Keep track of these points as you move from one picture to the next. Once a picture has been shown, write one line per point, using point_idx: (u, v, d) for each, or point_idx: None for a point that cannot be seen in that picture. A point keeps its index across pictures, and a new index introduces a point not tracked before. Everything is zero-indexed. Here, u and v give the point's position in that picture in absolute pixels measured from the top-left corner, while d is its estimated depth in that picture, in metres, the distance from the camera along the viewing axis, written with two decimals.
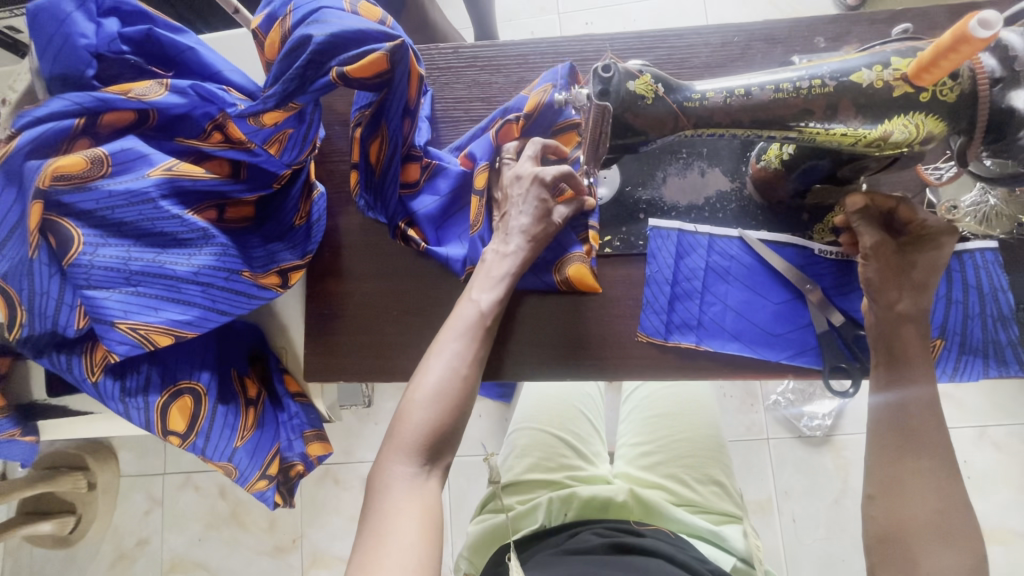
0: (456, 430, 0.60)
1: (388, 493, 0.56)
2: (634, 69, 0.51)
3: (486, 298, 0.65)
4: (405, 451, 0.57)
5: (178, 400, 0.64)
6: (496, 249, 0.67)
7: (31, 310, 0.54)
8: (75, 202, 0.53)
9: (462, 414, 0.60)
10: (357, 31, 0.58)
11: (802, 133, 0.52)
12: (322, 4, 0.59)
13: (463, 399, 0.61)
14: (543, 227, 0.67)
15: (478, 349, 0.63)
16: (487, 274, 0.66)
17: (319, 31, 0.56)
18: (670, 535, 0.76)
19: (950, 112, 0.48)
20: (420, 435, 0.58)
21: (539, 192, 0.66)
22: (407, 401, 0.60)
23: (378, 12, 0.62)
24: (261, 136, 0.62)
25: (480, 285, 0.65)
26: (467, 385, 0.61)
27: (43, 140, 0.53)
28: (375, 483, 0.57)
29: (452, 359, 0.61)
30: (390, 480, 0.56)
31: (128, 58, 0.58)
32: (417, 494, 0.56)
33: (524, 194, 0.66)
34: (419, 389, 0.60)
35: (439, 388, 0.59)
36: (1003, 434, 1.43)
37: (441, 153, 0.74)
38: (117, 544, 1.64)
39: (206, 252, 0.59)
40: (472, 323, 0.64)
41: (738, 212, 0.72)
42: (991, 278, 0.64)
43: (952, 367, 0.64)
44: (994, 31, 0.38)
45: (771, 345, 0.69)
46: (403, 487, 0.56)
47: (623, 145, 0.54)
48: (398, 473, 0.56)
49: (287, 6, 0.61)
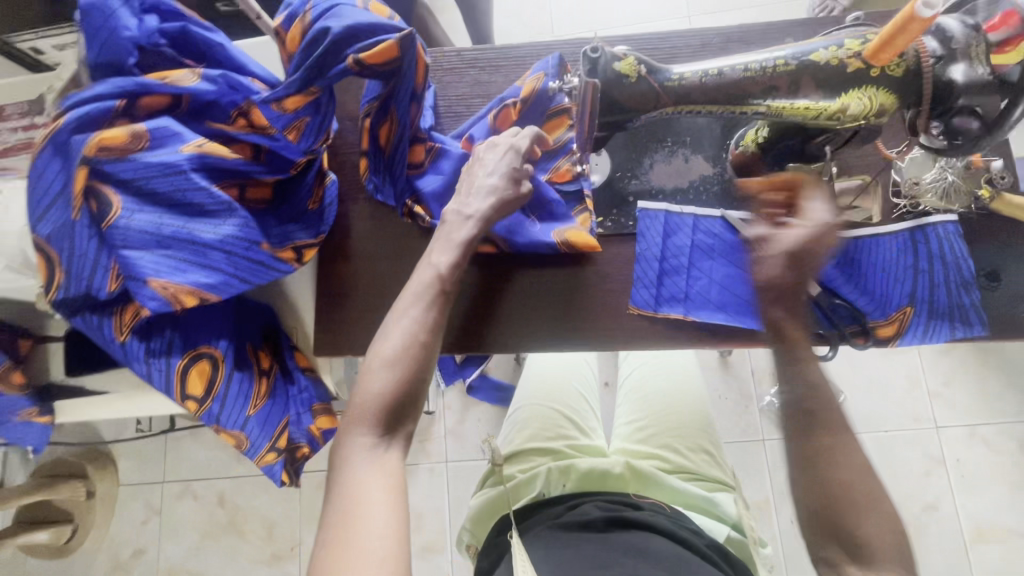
0: (418, 392, 0.61)
1: (350, 459, 0.57)
2: (620, 52, 0.57)
3: (443, 262, 0.67)
4: (366, 418, 0.59)
5: (197, 364, 0.68)
6: (458, 211, 0.69)
7: (68, 271, 0.60)
8: (115, 171, 0.59)
9: (422, 377, 0.62)
10: (370, 24, 0.65)
11: (771, 109, 0.58)
12: (338, 2, 0.66)
13: (422, 365, 0.62)
14: (512, 192, 0.70)
15: (436, 313, 0.65)
16: (448, 238, 0.68)
17: (339, 23, 0.63)
18: (668, 508, 0.78)
19: (899, 85, 0.54)
20: (380, 400, 0.59)
21: (513, 159, 0.70)
22: (367, 369, 0.61)
23: (386, 9, 0.68)
24: (282, 122, 0.67)
25: (439, 249, 0.67)
26: (427, 348, 0.63)
27: (88, 118, 0.59)
28: (338, 451, 0.58)
29: (410, 326, 0.63)
30: (352, 448, 0.58)
31: (164, 50, 0.64)
32: (378, 459, 0.58)
33: (498, 160, 0.70)
34: (378, 356, 0.62)
35: (397, 353, 0.61)
36: (992, 432, 1.45)
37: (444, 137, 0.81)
38: (113, 555, 1.57)
39: (230, 223, 0.64)
40: (428, 288, 0.65)
41: (719, 195, 0.77)
42: (952, 248, 0.70)
43: (922, 331, 0.70)
44: (934, 10, 0.45)
45: (754, 314, 0.74)
46: (364, 454, 0.58)
47: (612, 121, 0.60)
48: (360, 440, 0.58)
49: (307, 5, 0.67)
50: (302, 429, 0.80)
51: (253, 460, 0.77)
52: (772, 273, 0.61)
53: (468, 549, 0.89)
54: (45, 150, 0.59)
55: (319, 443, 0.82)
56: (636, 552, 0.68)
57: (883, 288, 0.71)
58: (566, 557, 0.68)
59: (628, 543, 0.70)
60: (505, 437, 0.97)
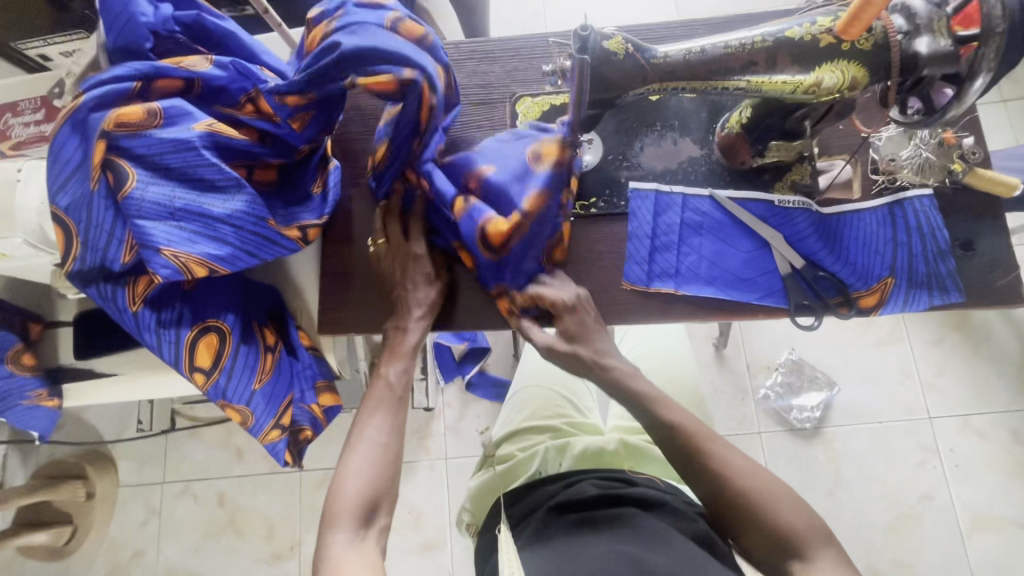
0: (390, 490, 0.67)
1: (331, 561, 0.61)
2: (608, 31, 0.61)
3: (394, 370, 0.73)
4: (343, 519, 0.64)
5: (206, 336, 0.71)
6: (399, 327, 0.76)
7: (85, 242, 0.64)
8: (131, 146, 0.63)
9: (392, 472, 0.67)
10: (382, 49, 0.66)
11: (751, 83, 0.61)
12: (365, 18, 0.68)
13: (388, 463, 0.67)
14: (433, 292, 0.77)
15: (396, 417, 0.71)
16: (395, 350, 0.74)
17: (350, 41, 0.66)
18: (660, 483, 0.79)
19: (868, 58, 0.58)
20: (354, 503, 0.64)
21: (421, 265, 0.77)
22: (338, 478, 0.66)
23: (419, 31, 0.71)
24: (286, 112, 0.70)
25: (393, 364, 0.74)
26: (392, 449, 0.68)
27: (105, 97, 0.63)
28: (319, 554, 0.62)
29: (374, 432, 0.69)
30: (331, 547, 0.62)
31: (178, 37, 0.69)
32: (357, 551, 0.62)
33: (411, 269, 0.76)
34: (347, 461, 0.67)
35: (365, 458, 0.66)
36: (986, 422, 1.41)
37: (444, 176, 0.75)
38: (111, 558, 1.51)
39: (239, 198, 0.66)
40: (388, 395, 0.72)
41: (708, 175, 0.80)
42: (929, 219, 0.74)
43: (902, 299, 0.74)
44: None
45: (742, 288, 0.77)
46: (344, 549, 0.62)
47: (604, 99, 0.64)
48: (337, 540, 0.63)
49: (336, 12, 0.70)
50: (305, 408, 0.81)
51: (257, 437, 0.78)
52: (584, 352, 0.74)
53: (468, 528, 0.89)
54: (64, 127, 0.63)
55: (322, 424, 0.84)
56: (627, 531, 0.69)
57: (864, 259, 0.75)
58: (561, 549, 0.67)
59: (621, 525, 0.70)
60: (503, 418, 0.99)
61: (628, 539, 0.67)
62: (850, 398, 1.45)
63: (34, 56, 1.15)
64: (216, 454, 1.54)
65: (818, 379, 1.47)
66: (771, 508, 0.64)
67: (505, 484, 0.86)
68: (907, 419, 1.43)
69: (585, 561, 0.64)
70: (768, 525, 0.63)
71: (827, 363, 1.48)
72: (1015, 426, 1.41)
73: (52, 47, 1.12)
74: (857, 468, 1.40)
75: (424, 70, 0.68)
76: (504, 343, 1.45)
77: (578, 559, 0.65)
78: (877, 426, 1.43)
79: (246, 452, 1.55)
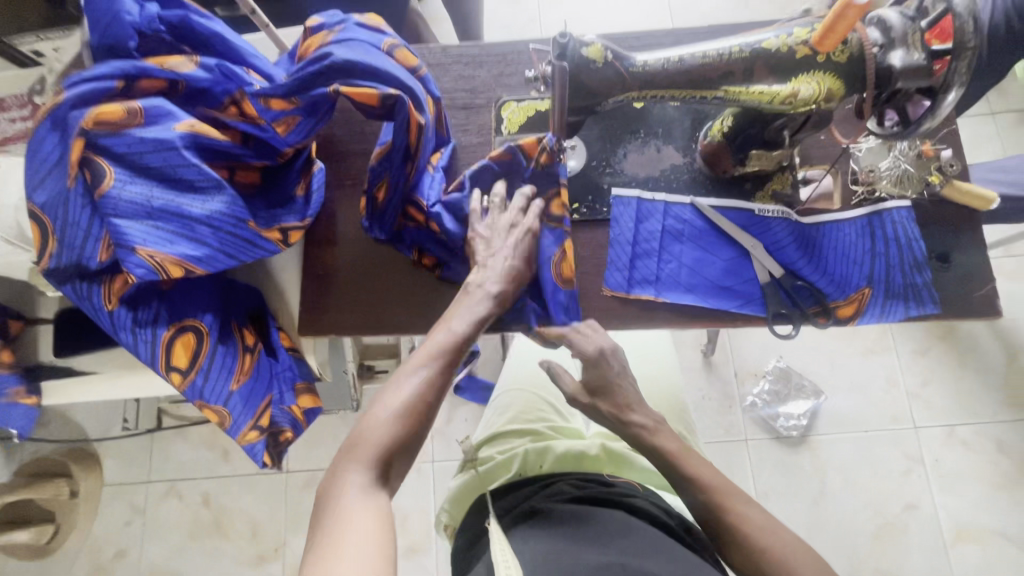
0: (413, 446, 0.63)
1: (342, 498, 0.56)
2: (587, 39, 0.61)
3: (459, 332, 0.69)
4: (364, 460, 0.60)
5: (182, 336, 0.71)
6: (479, 285, 0.72)
7: (62, 240, 0.63)
8: (109, 144, 0.63)
9: (422, 430, 0.64)
10: (372, 67, 0.70)
11: (728, 93, 0.62)
12: (360, 37, 0.72)
13: (424, 420, 0.64)
14: (519, 269, 0.74)
15: (445, 376, 0.66)
16: (466, 312, 0.71)
17: (341, 54, 0.69)
18: (640, 487, 0.80)
19: (844, 69, 0.58)
20: (381, 446, 0.60)
21: (524, 240, 0.75)
22: (369, 416, 0.62)
23: (412, 60, 0.76)
24: (271, 115, 0.71)
25: (459, 319, 0.70)
26: (429, 409, 0.64)
27: (84, 96, 0.63)
28: (329, 485, 0.58)
29: (421, 383, 0.65)
30: (345, 485, 0.57)
31: (163, 36, 0.68)
32: (371, 499, 0.57)
33: (512, 241, 0.74)
34: (385, 405, 0.63)
35: (404, 406, 0.63)
36: (970, 432, 1.42)
37: (447, 215, 0.77)
38: (93, 557, 1.49)
39: (218, 200, 0.67)
40: (444, 351, 0.67)
41: (690, 182, 0.81)
42: (906, 231, 0.75)
43: (879, 310, 0.74)
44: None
45: (722, 296, 0.77)
46: (357, 492, 0.57)
47: (584, 106, 0.65)
48: (353, 479, 0.58)
49: (335, 26, 0.74)
50: (283, 409, 0.80)
51: (235, 438, 0.77)
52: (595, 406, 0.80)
53: (445, 530, 0.87)
54: (44, 124, 0.62)
55: (302, 426, 0.83)
56: (612, 533, 0.69)
57: (842, 270, 0.75)
58: (548, 546, 0.67)
59: (604, 528, 0.70)
60: (485, 422, 0.99)
61: (612, 541, 0.68)
62: (837, 406, 1.45)
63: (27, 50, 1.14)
64: (202, 454, 1.53)
65: (805, 388, 1.47)
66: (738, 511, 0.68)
67: (486, 483, 0.85)
68: (893, 429, 1.43)
69: (571, 560, 0.64)
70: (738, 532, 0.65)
71: (815, 371, 1.48)
72: (999, 437, 1.41)
73: (44, 43, 1.12)
74: (842, 477, 1.41)
75: (411, 92, 0.72)
76: (492, 346, 1.45)
77: (565, 557, 0.65)
78: (862, 435, 1.43)
79: (231, 452, 1.53)
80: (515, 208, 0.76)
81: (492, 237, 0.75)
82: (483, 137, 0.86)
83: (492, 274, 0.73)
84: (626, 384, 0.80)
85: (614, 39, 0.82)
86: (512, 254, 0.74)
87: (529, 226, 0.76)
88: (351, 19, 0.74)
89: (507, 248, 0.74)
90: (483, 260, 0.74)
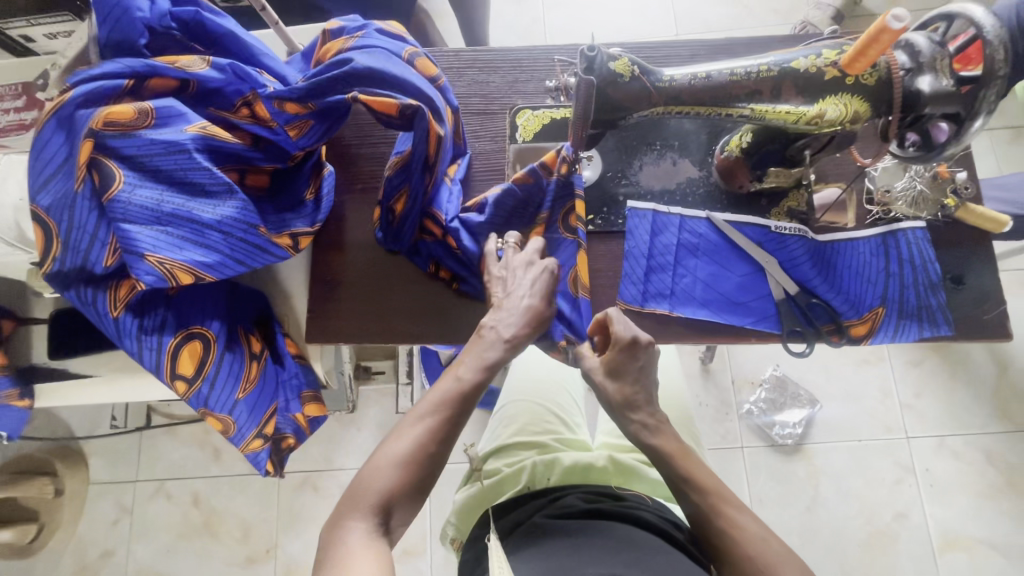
0: (417, 494, 0.62)
1: (342, 549, 0.56)
2: (614, 52, 0.60)
3: (468, 378, 0.65)
4: (365, 508, 0.59)
5: (189, 344, 0.68)
6: (494, 325, 0.68)
7: (66, 244, 0.61)
8: (119, 146, 0.60)
9: (425, 480, 0.62)
10: (397, 78, 0.68)
11: (754, 112, 0.62)
12: (380, 43, 0.71)
13: (429, 469, 0.62)
14: (542, 308, 0.69)
15: (450, 427, 0.64)
16: (478, 356, 0.66)
17: (362, 59, 0.67)
18: (650, 501, 0.78)
19: (871, 93, 0.59)
20: (382, 495, 0.60)
21: (546, 279, 0.70)
22: (372, 463, 0.62)
23: (432, 69, 0.76)
24: (284, 119, 0.69)
25: (469, 363, 0.66)
26: (433, 459, 0.63)
27: (95, 93, 0.61)
28: (331, 533, 0.58)
29: (423, 433, 0.63)
30: (346, 533, 0.57)
31: (174, 34, 0.67)
32: (371, 549, 0.57)
33: (532, 280, 0.70)
34: (386, 454, 0.62)
35: (405, 456, 0.62)
36: (960, 443, 1.43)
37: (467, 235, 0.76)
38: (80, 556, 1.45)
39: (229, 205, 0.64)
40: (449, 400, 0.64)
41: (705, 196, 0.80)
42: (921, 252, 0.75)
43: (892, 330, 0.74)
44: (904, 24, 0.49)
45: (736, 311, 0.77)
46: (359, 541, 0.57)
47: (608, 120, 0.64)
48: (354, 528, 0.58)
49: (354, 32, 0.73)
50: (289, 417, 0.80)
51: (238, 446, 0.75)
52: (620, 391, 0.72)
53: (452, 544, 0.86)
54: (50, 122, 0.60)
55: (305, 433, 0.82)
56: (620, 544, 0.68)
57: (857, 288, 0.76)
58: (557, 560, 0.66)
59: (613, 539, 0.69)
60: (491, 431, 0.97)
61: (621, 552, 0.66)
62: (833, 416, 1.46)
63: (14, 36, 1.08)
64: (192, 453, 1.48)
65: (800, 397, 1.48)
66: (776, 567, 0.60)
67: (493, 496, 0.84)
68: (886, 439, 1.44)
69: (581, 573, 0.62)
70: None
71: (812, 381, 1.49)
72: (989, 447, 1.42)
73: (34, 28, 1.06)
74: (835, 485, 1.42)
75: (431, 103, 0.70)
76: None
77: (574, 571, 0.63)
78: (856, 444, 1.44)
79: (223, 452, 1.48)
80: (532, 247, 0.72)
81: (509, 276, 0.70)
82: (497, 145, 0.85)
83: (508, 315, 0.68)
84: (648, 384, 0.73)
85: (638, 53, 0.83)
86: (531, 292, 0.69)
87: (547, 266, 0.71)
88: (372, 26, 0.74)
89: (525, 285, 0.69)
90: (498, 302, 0.69)
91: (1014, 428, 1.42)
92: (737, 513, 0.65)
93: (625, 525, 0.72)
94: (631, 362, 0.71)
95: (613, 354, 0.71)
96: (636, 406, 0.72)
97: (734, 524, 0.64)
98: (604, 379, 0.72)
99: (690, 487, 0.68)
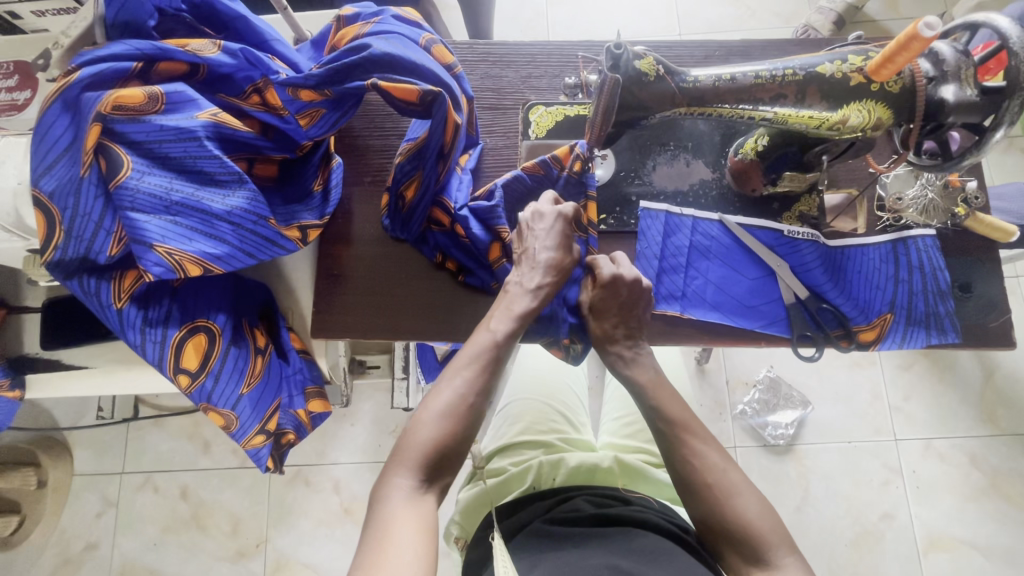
0: (459, 449, 0.62)
1: (388, 502, 0.57)
2: (640, 51, 0.60)
3: (501, 329, 0.67)
4: (408, 463, 0.60)
5: (194, 337, 0.67)
6: (519, 282, 0.70)
7: (69, 232, 0.59)
8: (128, 131, 0.58)
9: (466, 434, 0.62)
10: (413, 62, 0.67)
11: (777, 115, 0.62)
12: (397, 31, 0.70)
13: (469, 423, 0.63)
14: (564, 257, 0.70)
15: (487, 378, 0.65)
16: (507, 308, 0.68)
17: (380, 46, 0.65)
18: (655, 503, 0.78)
19: (894, 101, 0.59)
20: (423, 449, 0.60)
21: (562, 227, 0.70)
22: (415, 422, 0.63)
23: (448, 57, 0.74)
24: (296, 107, 0.68)
25: (497, 317, 0.68)
26: (472, 412, 0.63)
27: (101, 76, 0.58)
28: (377, 493, 0.59)
29: (461, 387, 0.64)
30: (391, 491, 0.58)
31: (184, 16, 0.66)
32: (415, 505, 0.58)
33: (548, 229, 0.70)
34: (428, 411, 0.63)
35: (445, 412, 0.62)
36: (947, 446, 1.40)
37: (478, 223, 0.75)
38: (64, 548, 1.41)
39: (240, 195, 0.63)
40: (484, 353, 0.66)
41: (718, 199, 0.80)
42: (931, 259, 0.76)
43: (900, 336, 0.76)
44: (935, 32, 0.49)
45: (746, 315, 0.77)
46: (402, 498, 0.58)
47: (629, 117, 0.63)
48: (399, 483, 0.59)
49: (370, 17, 0.72)
50: (291, 412, 0.78)
51: (240, 441, 0.73)
52: (600, 327, 0.72)
53: (456, 543, 0.84)
54: (54, 104, 0.57)
55: (307, 427, 0.81)
56: (626, 549, 0.67)
57: (865, 294, 0.77)
58: (558, 563, 0.66)
59: (618, 543, 0.68)
60: (495, 429, 0.97)
61: (627, 555, 0.66)
62: (825, 417, 1.44)
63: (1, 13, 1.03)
64: (181, 446, 1.45)
65: (793, 398, 1.45)
66: (738, 495, 0.63)
67: (498, 496, 0.84)
68: (875, 440, 1.42)
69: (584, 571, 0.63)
70: (730, 510, 0.63)
71: (805, 382, 1.46)
72: (974, 451, 1.40)
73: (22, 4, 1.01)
74: (824, 485, 1.39)
75: (449, 90, 0.69)
76: None
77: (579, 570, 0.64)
78: (846, 444, 1.42)
79: (213, 445, 1.45)
80: (547, 195, 0.72)
81: (524, 232, 0.71)
82: (509, 140, 0.84)
83: (528, 270, 0.70)
84: (667, 392, 0.70)
85: (660, 52, 0.83)
86: (545, 245, 0.70)
87: (558, 211, 0.71)
88: (388, 11, 0.72)
89: (542, 236, 0.70)
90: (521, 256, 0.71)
91: (1000, 432, 1.40)
92: (703, 445, 0.66)
93: (630, 528, 0.72)
94: (625, 307, 0.72)
95: (597, 294, 0.72)
96: (616, 338, 0.72)
97: (699, 455, 0.65)
98: (588, 316, 0.73)
99: (662, 424, 0.68)
